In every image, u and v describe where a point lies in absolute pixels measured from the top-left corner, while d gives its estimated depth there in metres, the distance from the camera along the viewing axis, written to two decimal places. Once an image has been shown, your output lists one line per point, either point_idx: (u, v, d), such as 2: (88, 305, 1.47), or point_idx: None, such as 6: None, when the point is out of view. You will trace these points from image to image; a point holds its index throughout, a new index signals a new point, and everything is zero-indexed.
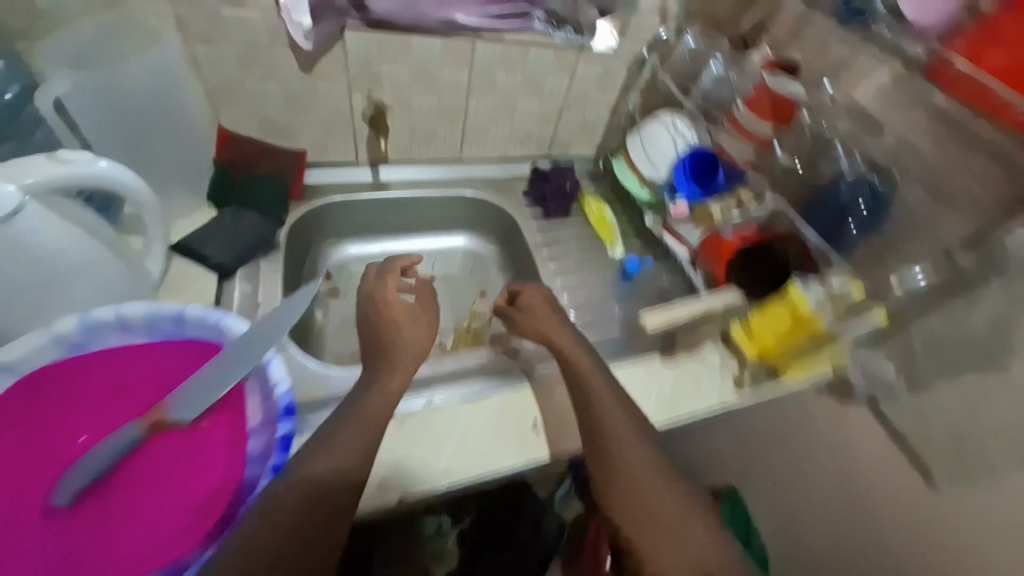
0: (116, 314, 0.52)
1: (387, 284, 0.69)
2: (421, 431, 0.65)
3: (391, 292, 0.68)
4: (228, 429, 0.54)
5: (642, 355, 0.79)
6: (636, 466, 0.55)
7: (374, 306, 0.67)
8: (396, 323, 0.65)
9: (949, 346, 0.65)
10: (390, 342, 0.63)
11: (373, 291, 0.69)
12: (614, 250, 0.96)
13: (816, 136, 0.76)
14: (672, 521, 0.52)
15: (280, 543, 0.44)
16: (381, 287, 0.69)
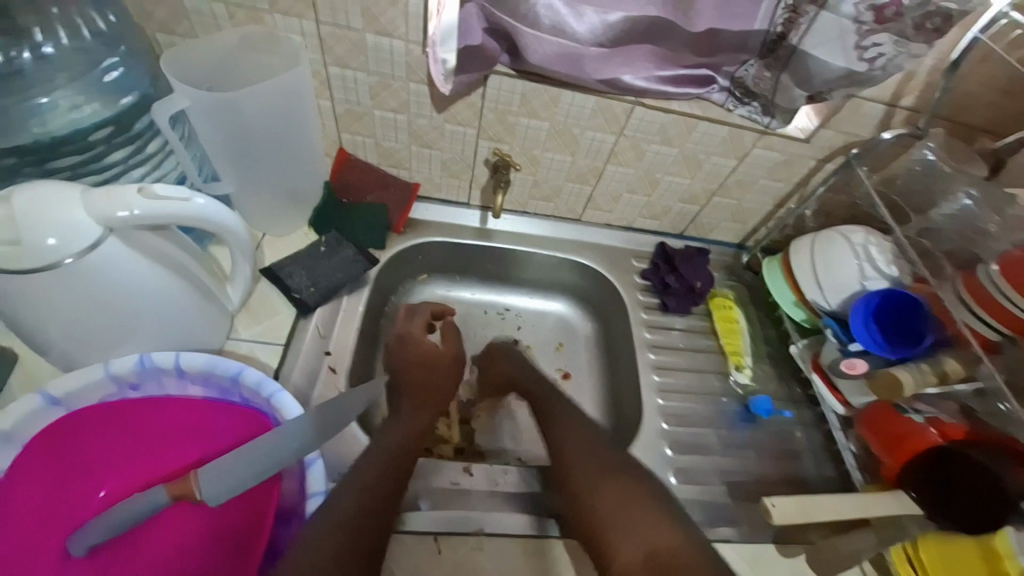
0: (174, 362, 0.47)
1: (416, 324, 0.73)
2: (461, 568, 0.54)
3: (420, 334, 0.72)
4: (256, 513, 0.47)
5: (751, 541, 0.62)
6: (610, 461, 0.58)
7: (405, 344, 0.71)
8: (409, 364, 0.69)
9: None
10: (412, 368, 0.68)
11: (403, 332, 0.72)
12: (739, 375, 0.77)
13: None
14: (626, 499, 0.53)
15: (331, 535, 0.44)
16: (410, 326, 0.73)
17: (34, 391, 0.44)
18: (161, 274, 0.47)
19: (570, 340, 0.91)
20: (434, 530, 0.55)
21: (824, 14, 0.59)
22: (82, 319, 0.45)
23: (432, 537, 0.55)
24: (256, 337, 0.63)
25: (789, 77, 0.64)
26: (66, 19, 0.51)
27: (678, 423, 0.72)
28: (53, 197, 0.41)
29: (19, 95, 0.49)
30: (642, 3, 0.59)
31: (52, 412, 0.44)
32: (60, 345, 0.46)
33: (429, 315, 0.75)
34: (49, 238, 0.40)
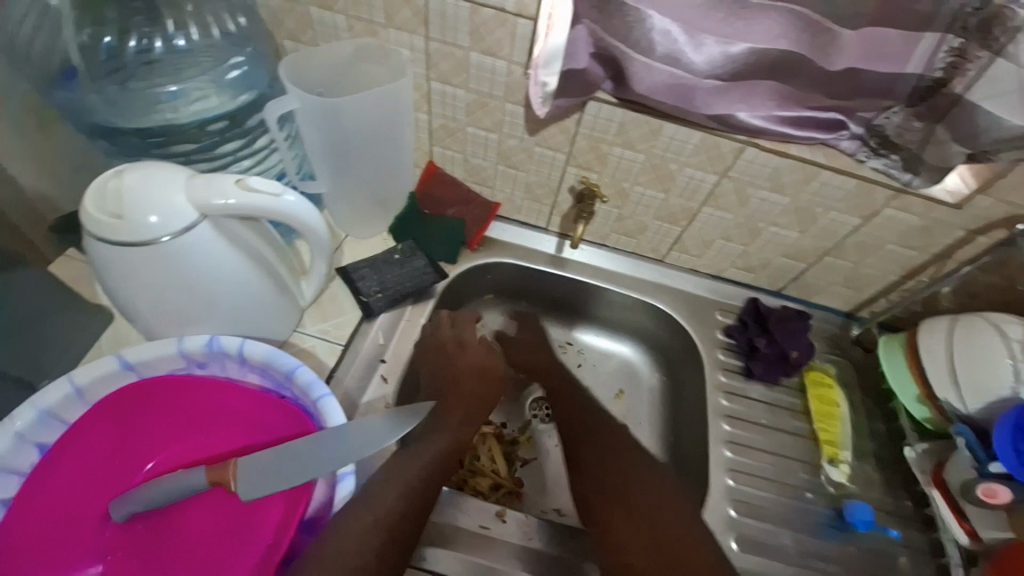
0: (238, 348, 0.48)
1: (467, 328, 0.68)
2: None
3: (469, 340, 0.67)
4: (282, 516, 0.47)
5: None
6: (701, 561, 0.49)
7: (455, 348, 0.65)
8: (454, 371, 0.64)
9: None
10: (458, 378, 0.63)
11: (456, 335, 0.66)
12: (833, 471, 0.65)
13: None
14: None
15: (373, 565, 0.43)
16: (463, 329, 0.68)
17: (114, 354, 0.46)
18: (241, 262, 0.49)
19: (633, 388, 0.83)
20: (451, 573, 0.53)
21: (999, 62, 0.50)
22: (166, 296, 0.48)
23: None
24: (319, 333, 0.64)
25: (947, 131, 0.55)
26: (199, 17, 0.56)
27: (748, 513, 0.62)
28: (159, 178, 0.44)
29: (149, 82, 0.54)
30: (772, 35, 0.53)
31: (126, 376, 0.47)
32: (140, 315, 0.49)
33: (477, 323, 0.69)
34: (152, 217, 0.43)
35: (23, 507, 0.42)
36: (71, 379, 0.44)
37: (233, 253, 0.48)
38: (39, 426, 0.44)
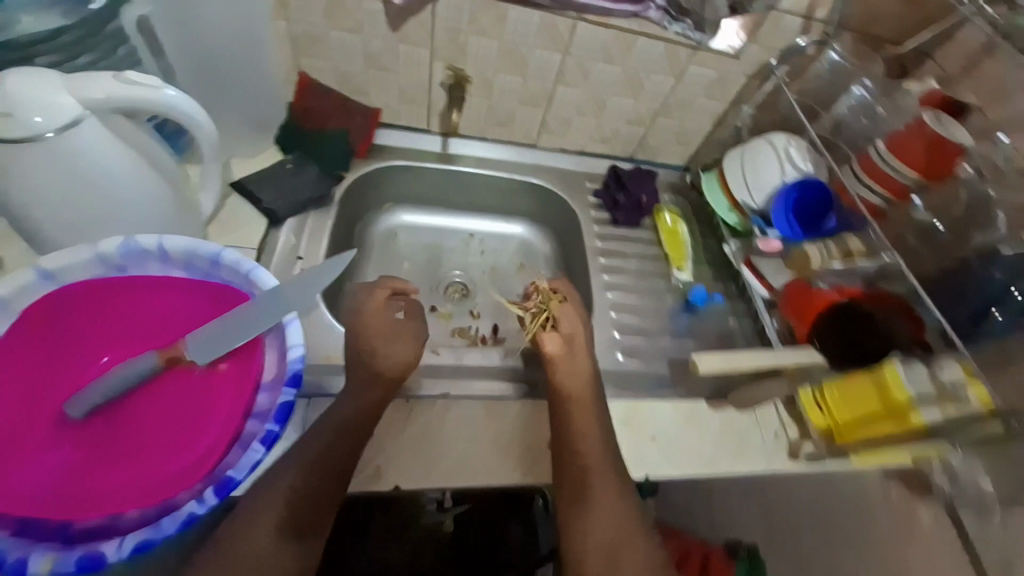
0: (157, 244, 0.51)
1: (373, 299, 0.62)
2: (429, 424, 0.60)
3: (377, 305, 0.62)
4: (237, 384, 0.52)
5: (686, 397, 0.71)
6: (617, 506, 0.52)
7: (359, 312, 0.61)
8: (372, 341, 0.58)
9: None
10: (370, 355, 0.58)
11: (360, 303, 0.62)
12: (681, 274, 0.85)
13: (975, 198, 0.65)
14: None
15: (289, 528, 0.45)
16: (368, 299, 0.62)
17: (27, 266, 0.47)
18: (138, 162, 0.52)
19: (531, 260, 0.98)
20: (406, 394, 0.61)
21: None
22: (68, 204, 0.49)
23: (403, 399, 0.61)
24: (229, 244, 0.67)
25: None
26: None
27: (626, 315, 0.80)
28: (29, 78, 0.44)
29: None
30: None
31: (45, 287, 0.48)
32: (37, 228, 0.50)
33: (391, 292, 0.64)
34: (36, 118, 0.44)
35: None
36: None
37: (128, 152, 0.50)
38: None
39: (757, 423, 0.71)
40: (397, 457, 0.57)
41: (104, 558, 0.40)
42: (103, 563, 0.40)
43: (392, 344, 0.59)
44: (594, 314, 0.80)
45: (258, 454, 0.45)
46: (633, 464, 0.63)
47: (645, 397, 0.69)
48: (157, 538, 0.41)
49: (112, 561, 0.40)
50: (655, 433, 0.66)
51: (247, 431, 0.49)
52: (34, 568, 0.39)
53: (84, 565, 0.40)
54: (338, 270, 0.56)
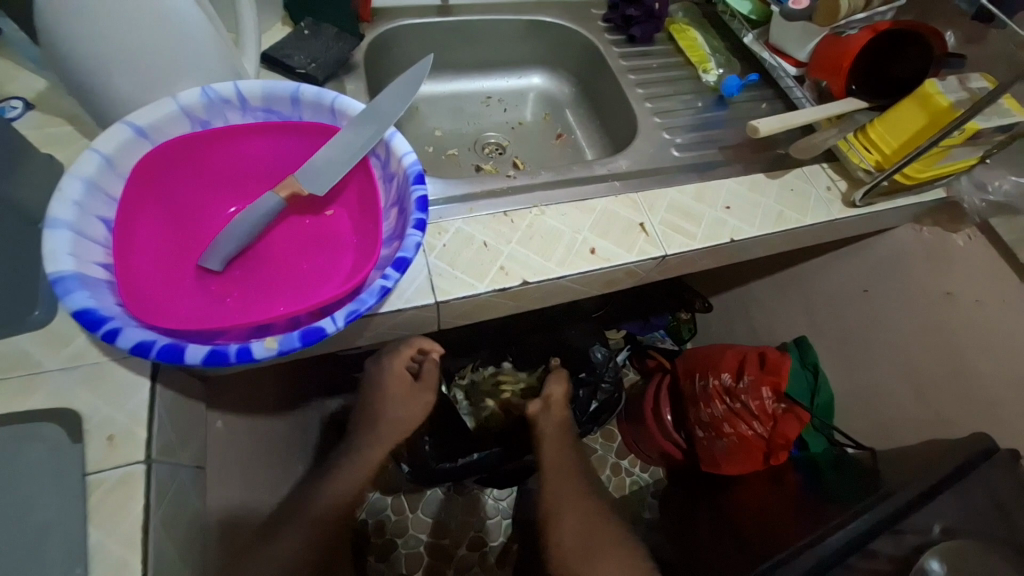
0: (234, 89, 0.50)
1: (397, 360, 0.74)
2: (533, 226, 0.63)
3: (398, 370, 0.74)
4: (354, 214, 0.54)
5: (744, 172, 0.75)
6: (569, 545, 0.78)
7: (385, 374, 0.75)
8: (388, 406, 0.75)
9: None
10: (386, 418, 0.75)
11: (388, 364, 0.75)
12: (708, 77, 0.86)
13: None
14: None
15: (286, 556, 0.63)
16: (396, 357, 0.74)
17: (118, 123, 0.46)
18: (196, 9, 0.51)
19: (555, 108, 0.97)
20: (502, 208, 0.64)
21: None
22: (136, 61, 0.50)
23: (502, 213, 0.63)
24: None
25: None
26: None
27: (668, 117, 0.81)
28: None
29: None
30: None
31: (140, 145, 0.47)
32: (107, 89, 0.51)
33: (417, 350, 0.73)
34: None
35: (123, 272, 0.44)
36: (94, 148, 0.44)
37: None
38: (90, 199, 0.44)
39: (812, 182, 0.76)
40: (516, 257, 0.60)
41: (325, 329, 0.41)
42: (324, 335, 0.41)
43: (403, 406, 0.75)
44: (639, 126, 0.80)
45: (419, 234, 0.45)
46: (717, 227, 0.68)
47: (708, 178, 0.73)
48: (365, 308, 0.42)
49: (331, 331, 0.41)
50: (728, 204, 0.71)
51: (382, 257, 0.49)
52: (261, 350, 0.40)
53: (308, 338, 0.41)
54: (422, 82, 0.53)
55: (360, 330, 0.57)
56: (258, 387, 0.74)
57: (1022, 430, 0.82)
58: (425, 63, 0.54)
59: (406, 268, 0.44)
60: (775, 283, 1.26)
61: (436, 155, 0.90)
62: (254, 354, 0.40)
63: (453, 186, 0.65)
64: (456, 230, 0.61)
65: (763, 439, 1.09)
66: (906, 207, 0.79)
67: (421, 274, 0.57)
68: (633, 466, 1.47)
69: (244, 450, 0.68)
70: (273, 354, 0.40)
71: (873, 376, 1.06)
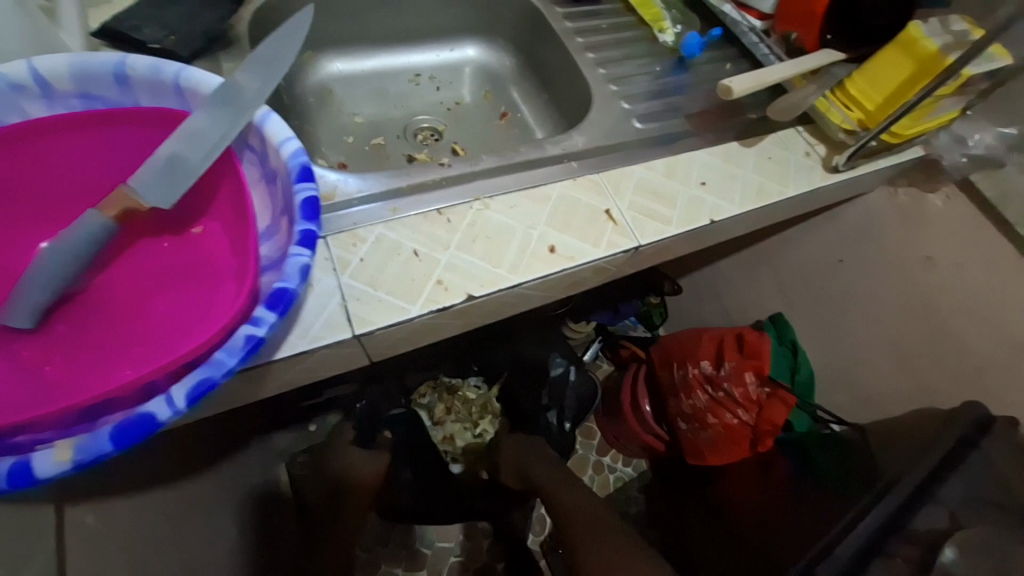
0: (27, 70, 0.36)
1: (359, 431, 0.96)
2: (475, 224, 0.51)
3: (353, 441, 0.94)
4: (226, 229, 0.40)
5: (715, 142, 0.65)
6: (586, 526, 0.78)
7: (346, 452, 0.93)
8: (356, 466, 0.91)
9: None
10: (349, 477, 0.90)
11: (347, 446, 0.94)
12: (665, 37, 0.75)
13: None
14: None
15: None
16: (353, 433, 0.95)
17: None
18: None
19: (495, 83, 0.84)
20: (434, 206, 0.51)
21: None
22: None
23: (435, 212, 0.51)
24: None
25: None
26: None
27: (624, 84, 0.70)
28: None
29: None
30: None
31: None
32: None
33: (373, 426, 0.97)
34: None
35: None
36: None
37: None
38: None
39: (790, 148, 0.67)
40: (457, 265, 0.48)
41: (155, 418, 0.30)
42: (157, 425, 0.30)
43: (365, 467, 0.92)
44: (593, 97, 0.69)
45: (305, 254, 0.34)
46: (694, 207, 0.58)
47: (676, 152, 0.63)
48: (222, 374, 0.31)
49: (167, 419, 0.30)
50: (702, 179, 0.61)
51: (263, 286, 0.37)
52: (51, 467, 0.28)
53: (127, 436, 0.29)
54: (295, 54, 0.41)
55: (258, 382, 0.43)
56: (155, 451, 0.59)
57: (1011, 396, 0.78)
58: (300, 21, 0.43)
59: (284, 304, 0.33)
60: (745, 259, 1.19)
61: (359, 146, 0.76)
62: (35, 474, 0.28)
63: (370, 181, 0.51)
64: (376, 238, 0.48)
65: (748, 427, 1.03)
66: (886, 167, 0.72)
67: (333, 301, 0.44)
68: (615, 462, 1.39)
69: (139, 538, 0.54)
70: (66, 471, 0.28)
71: (854, 351, 1.01)
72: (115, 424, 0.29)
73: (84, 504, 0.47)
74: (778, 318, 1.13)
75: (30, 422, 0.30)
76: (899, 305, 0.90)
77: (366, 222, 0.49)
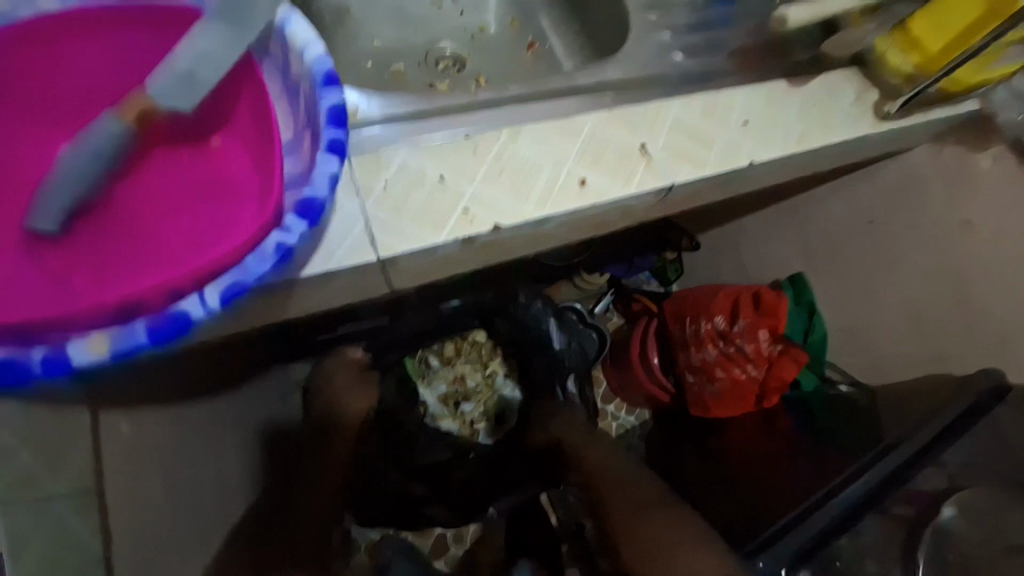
0: None
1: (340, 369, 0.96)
2: (503, 153, 0.49)
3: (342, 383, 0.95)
4: (246, 144, 0.39)
5: (760, 81, 0.61)
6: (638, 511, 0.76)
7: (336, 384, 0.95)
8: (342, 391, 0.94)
9: None
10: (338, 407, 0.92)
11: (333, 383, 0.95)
12: None
13: None
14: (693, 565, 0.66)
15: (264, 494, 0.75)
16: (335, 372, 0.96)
17: None
18: None
19: (522, 9, 0.79)
20: (461, 131, 0.49)
21: None
22: None
23: (462, 138, 0.49)
24: None
25: None
26: None
27: (664, 12, 0.65)
28: None
29: None
30: None
31: None
32: None
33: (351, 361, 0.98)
34: None
35: None
36: None
37: None
38: None
39: (839, 91, 0.63)
40: (484, 194, 0.47)
41: (189, 317, 0.30)
42: (191, 324, 0.30)
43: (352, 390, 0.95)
44: (629, 25, 0.65)
45: (334, 164, 0.33)
46: (733, 148, 0.56)
47: (718, 89, 0.59)
48: (253, 280, 0.31)
49: (202, 317, 0.30)
50: (743, 120, 0.58)
51: (290, 198, 0.36)
52: None
53: (163, 331, 0.29)
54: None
55: (282, 303, 0.44)
56: (177, 369, 0.60)
57: None
58: None
59: (313, 214, 0.32)
60: (768, 217, 1.16)
61: (377, 72, 0.72)
62: None
63: (395, 102, 0.49)
64: (401, 161, 0.46)
65: (756, 383, 1.04)
66: (939, 119, 0.67)
67: (357, 224, 0.43)
68: (619, 411, 1.42)
69: (167, 448, 0.57)
70: None
71: (873, 313, 0.99)
72: (150, 320, 0.30)
73: (119, 411, 0.49)
74: (799, 276, 1.10)
75: (66, 318, 0.31)
76: (930, 270, 0.88)
77: (392, 148, 0.47)
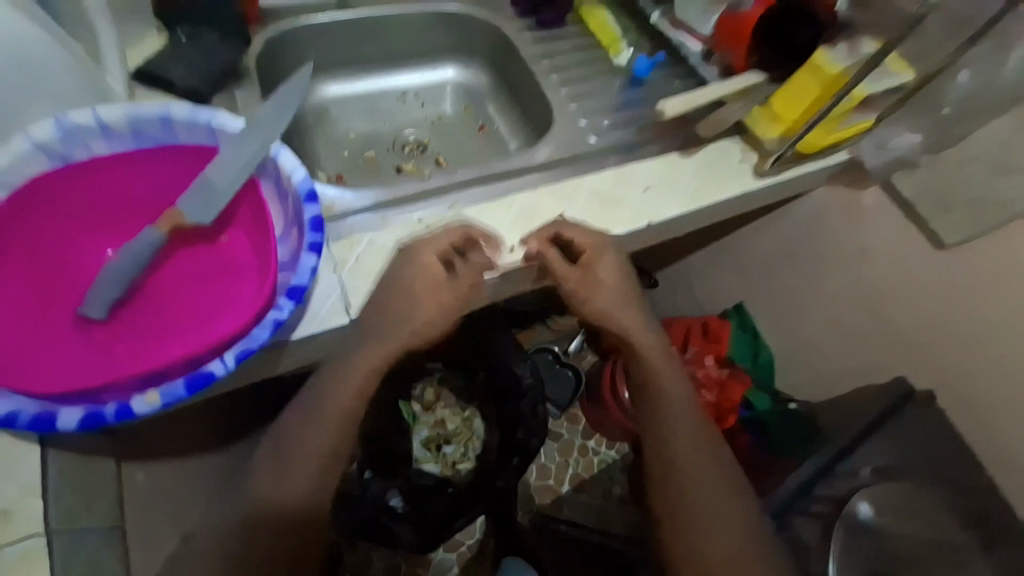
0: (94, 117, 0.46)
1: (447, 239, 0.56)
2: (451, 228, 0.61)
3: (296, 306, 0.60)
4: (247, 239, 0.51)
5: (661, 153, 0.75)
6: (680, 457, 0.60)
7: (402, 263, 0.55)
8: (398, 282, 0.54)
9: (981, 98, 0.73)
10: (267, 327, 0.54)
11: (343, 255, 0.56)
12: (620, 58, 0.86)
13: None
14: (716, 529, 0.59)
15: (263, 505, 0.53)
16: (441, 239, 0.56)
17: None
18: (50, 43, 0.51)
19: (473, 99, 0.94)
20: (416, 215, 0.62)
21: None
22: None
23: (416, 220, 0.61)
24: None
25: None
26: None
27: (582, 101, 0.81)
28: None
29: None
30: None
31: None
32: None
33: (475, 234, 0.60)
34: None
35: None
36: None
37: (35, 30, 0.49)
38: None
39: (726, 155, 0.77)
40: None
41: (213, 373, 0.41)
42: (214, 378, 0.41)
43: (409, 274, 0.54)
44: (554, 114, 0.80)
45: (314, 258, 0.45)
46: (639, 209, 0.69)
47: (626, 162, 0.73)
48: (257, 345, 0.43)
49: (222, 373, 0.41)
50: (646, 185, 0.72)
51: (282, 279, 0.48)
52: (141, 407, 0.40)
53: (194, 385, 0.40)
54: None
55: (274, 360, 0.54)
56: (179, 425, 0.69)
57: (938, 377, 0.83)
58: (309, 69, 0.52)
59: (299, 295, 0.44)
60: (712, 253, 1.29)
61: (353, 159, 0.87)
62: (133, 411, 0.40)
63: (363, 195, 0.61)
64: (368, 242, 0.59)
65: (711, 406, 1.15)
66: (815, 172, 0.81)
67: (333, 294, 0.55)
68: (599, 445, 1.40)
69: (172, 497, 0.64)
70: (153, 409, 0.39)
71: (805, 333, 1.07)
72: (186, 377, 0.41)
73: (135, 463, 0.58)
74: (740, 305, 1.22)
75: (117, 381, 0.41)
76: (845, 293, 0.96)
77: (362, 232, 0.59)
